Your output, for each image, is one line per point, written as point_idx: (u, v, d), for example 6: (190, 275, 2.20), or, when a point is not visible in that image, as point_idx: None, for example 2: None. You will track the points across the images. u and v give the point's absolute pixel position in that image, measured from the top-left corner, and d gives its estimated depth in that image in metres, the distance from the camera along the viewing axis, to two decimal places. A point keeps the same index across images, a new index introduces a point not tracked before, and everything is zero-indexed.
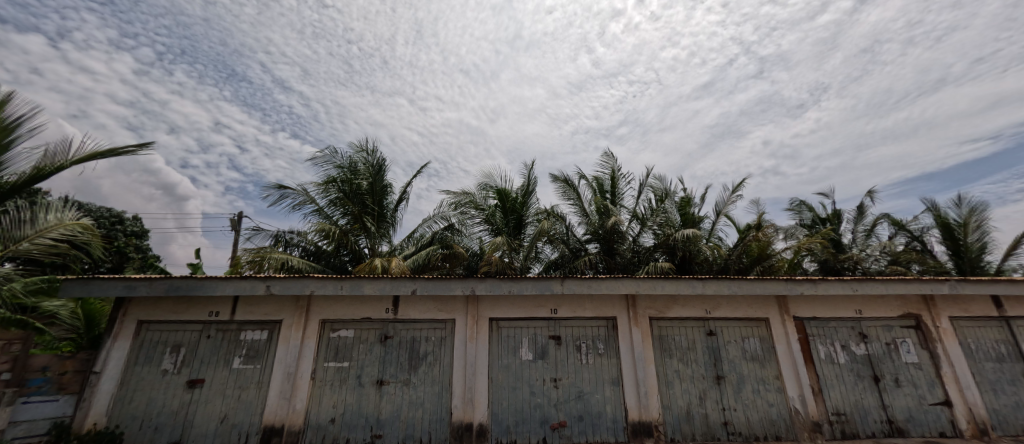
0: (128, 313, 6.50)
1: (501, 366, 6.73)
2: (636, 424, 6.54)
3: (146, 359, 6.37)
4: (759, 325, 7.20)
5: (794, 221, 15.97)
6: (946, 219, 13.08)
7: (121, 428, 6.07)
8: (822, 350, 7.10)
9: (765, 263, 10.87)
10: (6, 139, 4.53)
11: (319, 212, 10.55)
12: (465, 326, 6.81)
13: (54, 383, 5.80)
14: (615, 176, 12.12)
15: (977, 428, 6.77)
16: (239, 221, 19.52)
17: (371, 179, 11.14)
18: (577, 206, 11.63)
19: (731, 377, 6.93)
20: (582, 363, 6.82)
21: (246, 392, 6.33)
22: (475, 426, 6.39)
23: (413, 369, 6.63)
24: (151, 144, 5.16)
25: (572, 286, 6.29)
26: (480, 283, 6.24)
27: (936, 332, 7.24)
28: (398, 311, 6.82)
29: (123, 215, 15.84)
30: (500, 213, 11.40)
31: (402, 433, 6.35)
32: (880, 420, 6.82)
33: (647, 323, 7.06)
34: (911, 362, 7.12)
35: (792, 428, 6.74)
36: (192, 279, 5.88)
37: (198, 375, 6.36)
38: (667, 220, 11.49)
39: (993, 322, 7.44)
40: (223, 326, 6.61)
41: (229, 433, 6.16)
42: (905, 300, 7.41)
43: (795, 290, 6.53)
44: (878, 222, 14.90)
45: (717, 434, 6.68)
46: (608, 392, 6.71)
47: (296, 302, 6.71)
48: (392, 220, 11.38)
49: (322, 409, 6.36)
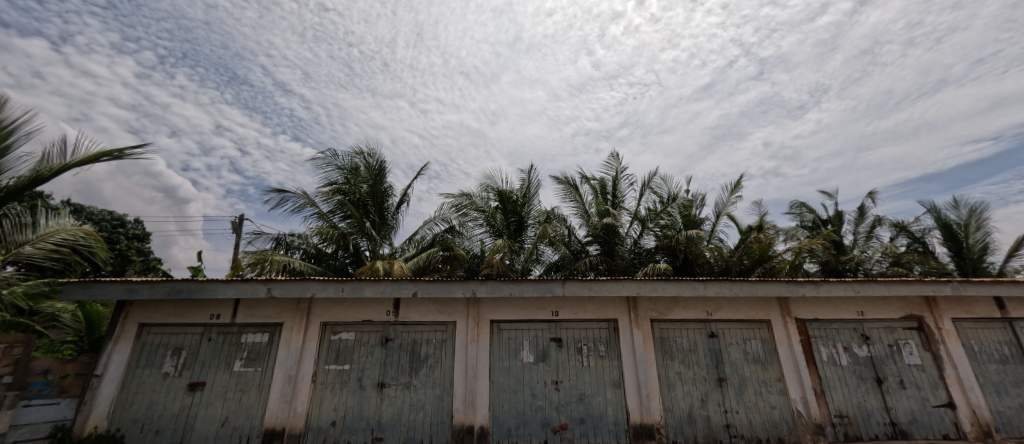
0: (129, 316, 6.51)
1: (502, 369, 6.72)
2: (637, 426, 6.52)
3: (146, 362, 6.38)
4: (760, 327, 7.18)
5: (795, 223, 15.95)
6: (947, 221, 13.07)
7: (122, 432, 6.07)
8: (824, 352, 7.08)
9: (766, 264, 10.83)
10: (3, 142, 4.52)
11: (320, 215, 10.55)
12: (465, 328, 6.80)
13: (55, 386, 5.77)
14: (616, 178, 12.13)
15: (981, 430, 6.75)
16: (240, 224, 19.53)
17: (371, 181, 11.14)
18: (578, 208, 11.62)
19: (733, 379, 6.91)
20: (583, 366, 6.80)
21: (247, 395, 6.32)
22: (476, 428, 6.37)
23: (414, 371, 6.61)
24: (150, 145, 5.08)
25: (573, 288, 6.29)
26: (480, 286, 6.23)
27: (939, 334, 7.21)
28: (398, 314, 6.81)
29: (125, 218, 15.85)
30: (500, 215, 11.40)
31: (403, 435, 6.33)
32: (882, 422, 6.79)
33: (648, 325, 7.04)
34: (914, 363, 7.09)
35: (795, 431, 6.70)
36: (193, 281, 5.87)
37: (199, 378, 6.36)
38: (669, 222, 11.47)
39: (996, 323, 7.41)
40: (224, 328, 6.61)
41: (230, 436, 6.15)
42: (907, 302, 7.39)
43: (796, 292, 6.52)
44: (878, 223, 14.88)
45: (719, 436, 6.65)
46: (609, 394, 6.69)
47: (297, 305, 6.71)
48: (392, 223, 11.37)
49: (322, 412, 6.34)
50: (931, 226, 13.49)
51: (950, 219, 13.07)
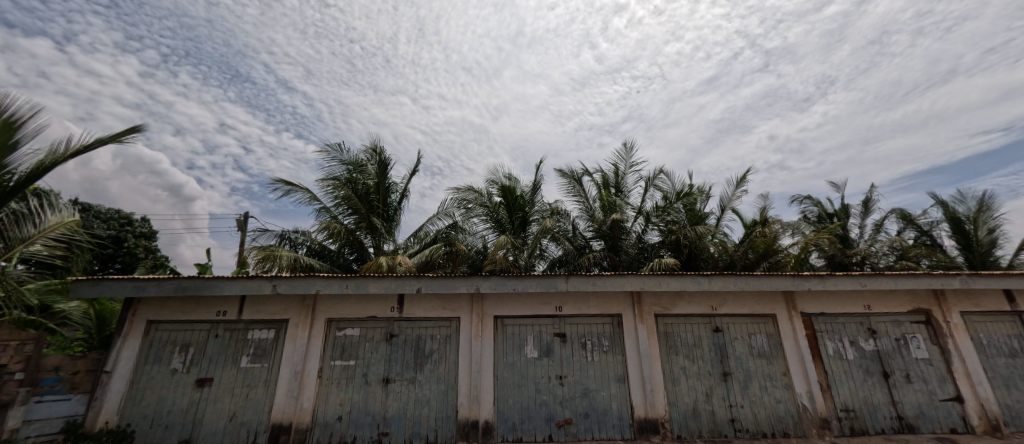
0: (137, 313, 6.56)
1: (506, 364, 6.74)
2: (642, 421, 6.55)
3: (155, 358, 6.43)
4: (766, 321, 7.16)
5: (800, 217, 15.86)
6: (956, 214, 12.87)
7: (132, 427, 6.13)
8: (830, 346, 7.04)
9: (771, 259, 10.81)
10: (7, 140, 4.49)
11: (325, 211, 10.58)
12: (470, 323, 6.82)
13: (66, 382, 5.91)
14: (619, 173, 12.08)
15: (989, 424, 6.69)
16: (245, 221, 19.62)
17: (378, 177, 11.22)
18: (582, 202, 11.58)
19: (738, 374, 6.88)
20: (587, 361, 6.81)
21: (254, 391, 6.38)
22: (481, 423, 6.42)
23: (419, 367, 6.65)
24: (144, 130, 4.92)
25: (576, 283, 6.26)
26: (484, 281, 6.24)
27: (946, 328, 7.15)
28: (403, 310, 6.84)
29: (132, 217, 15.88)
30: (504, 210, 11.38)
31: (408, 431, 6.37)
32: (890, 416, 6.76)
33: (652, 320, 7.03)
34: (921, 357, 7.04)
35: (800, 425, 6.68)
36: (199, 279, 5.92)
37: (208, 374, 6.41)
38: (676, 217, 11.40)
39: (1006, 317, 7.34)
40: (230, 325, 6.66)
41: (239, 431, 6.22)
42: (915, 295, 7.33)
43: (802, 286, 6.48)
44: (885, 217, 14.69)
45: (723, 431, 6.64)
46: (613, 389, 6.70)
47: (302, 302, 6.74)
48: (395, 218, 11.38)
49: (328, 407, 6.39)
50: (939, 220, 13.34)
51: (960, 212, 12.85)
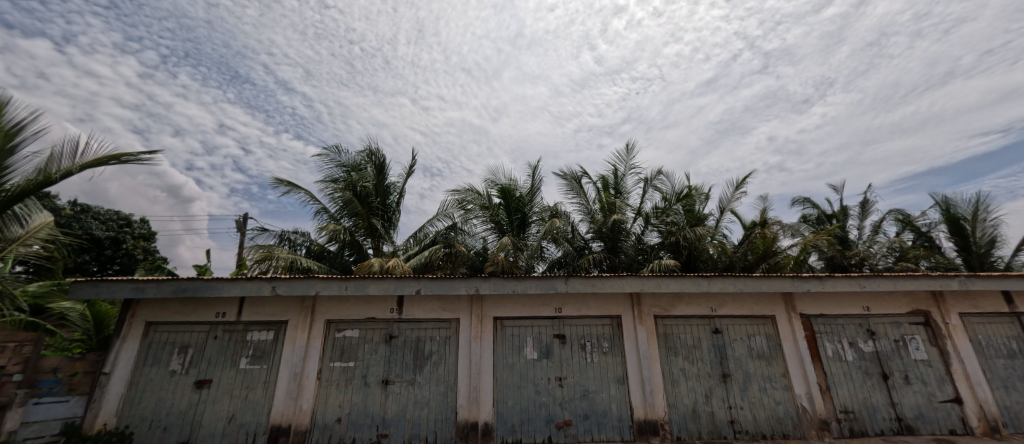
0: (136, 314, 6.55)
1: (505, 365, 6.74)
2: (641, 422, 6.54)
3: (154, 360, 6.42)
4: (765, 322, 7.17)
5: (799, 218, 15.89)
6: (955, 214, 12.90)
7: (131, 429, 6.12)
8: (829, 347, 7.05)
9: (771, 260, 10.82)
10: (7, 144, 4.49)
11: (324, 212, 10.58)
12: (469, 325, 6.81)
13: (65, 384, 5.88)
14: (619, 174, 12.09)
15: (988, 426, 6.70)
16: (245, 223, 19.64)
17: (376, 179, 11.24)
18: (581, 204, 11.59)
19: (738, 375, 6.89)
20: (586, 362, 6.81)
21: (252, 392, 6.37)
22: (480, 425, 6.41)
23: (418, 368, 6.64)
24: (156, 153, 5.03)
25: (576, 285, 6.26)
26: (484, 283, 6.24)
27: (945, 329, 7.17)
28: (402, 311, 6.84)
29: (131, 218, 15.81)
30: (503, 212, 11.40)
31: (408, 432, 6.37)
32: (889, 418, 6.76)
33: (652, 321, 7.03)
34: (921, 359, 7.05)
35: (800, 426, 6.68)
36: (198, 280, 5.90)
37: (207, 375, 6.40)
38: (676, 218, 11.40)
39: (1005, 318, 7.36)
40: (229, 327, 6.65)
41: (238, 432, 6.21)
42: (914, 296, 7.35)
43: (801, 287, 6.48)
44: (884, 218, 14.71)
45: (723, 432, 6.64)
46: (613, 390, 6.70)
47: (301, 303, 6.73)
48: (393, 219, 11.39)
49: (327, 409, 6.38)
50: (938, 221, 13.36)
51: (958, 212, 12.88)
